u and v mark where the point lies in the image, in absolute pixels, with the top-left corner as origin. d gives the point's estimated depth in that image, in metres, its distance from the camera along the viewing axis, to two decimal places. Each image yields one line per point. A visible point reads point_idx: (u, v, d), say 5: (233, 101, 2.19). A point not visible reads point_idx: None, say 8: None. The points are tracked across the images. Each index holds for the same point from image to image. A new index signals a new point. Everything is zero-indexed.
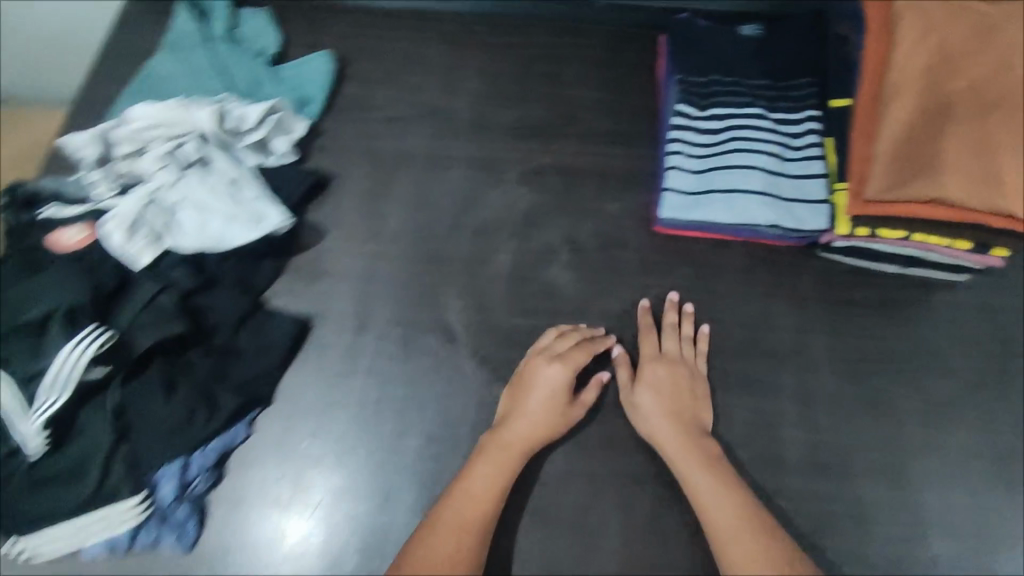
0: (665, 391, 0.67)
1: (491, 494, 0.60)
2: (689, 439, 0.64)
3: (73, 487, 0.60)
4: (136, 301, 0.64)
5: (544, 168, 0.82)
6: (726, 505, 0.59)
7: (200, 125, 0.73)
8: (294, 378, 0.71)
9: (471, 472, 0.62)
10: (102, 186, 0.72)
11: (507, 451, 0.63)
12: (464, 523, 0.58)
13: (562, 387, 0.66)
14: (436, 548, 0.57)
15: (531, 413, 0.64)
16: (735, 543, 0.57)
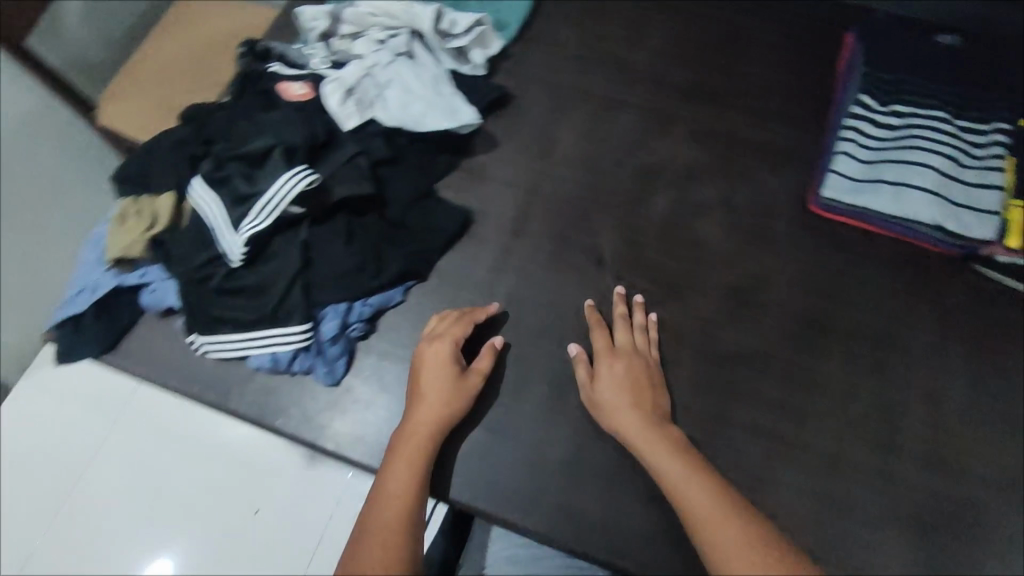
0: (613, 387, 0.67)
1: (410, 482, 0.60)
2: (635, 431, 0.63)
3: (257, 302, 0.68)
4: (339, 156, 0.72)
5: (709, 132, 0.86)
6: (693, 491, 0.57)
7: (417, 21, 0.81)
8: (449, 263, 0.77)
9: (388, 471, 0.61)
10: (321, 56, 0.80)
11: (410, 440, 0.63)
12: (399, 513, 0.58)
13: (442, 359, 0.67)
14: (376, 538, 0.56)
15: (427, 397, 0.65)
16: (708, 530, 0.55)
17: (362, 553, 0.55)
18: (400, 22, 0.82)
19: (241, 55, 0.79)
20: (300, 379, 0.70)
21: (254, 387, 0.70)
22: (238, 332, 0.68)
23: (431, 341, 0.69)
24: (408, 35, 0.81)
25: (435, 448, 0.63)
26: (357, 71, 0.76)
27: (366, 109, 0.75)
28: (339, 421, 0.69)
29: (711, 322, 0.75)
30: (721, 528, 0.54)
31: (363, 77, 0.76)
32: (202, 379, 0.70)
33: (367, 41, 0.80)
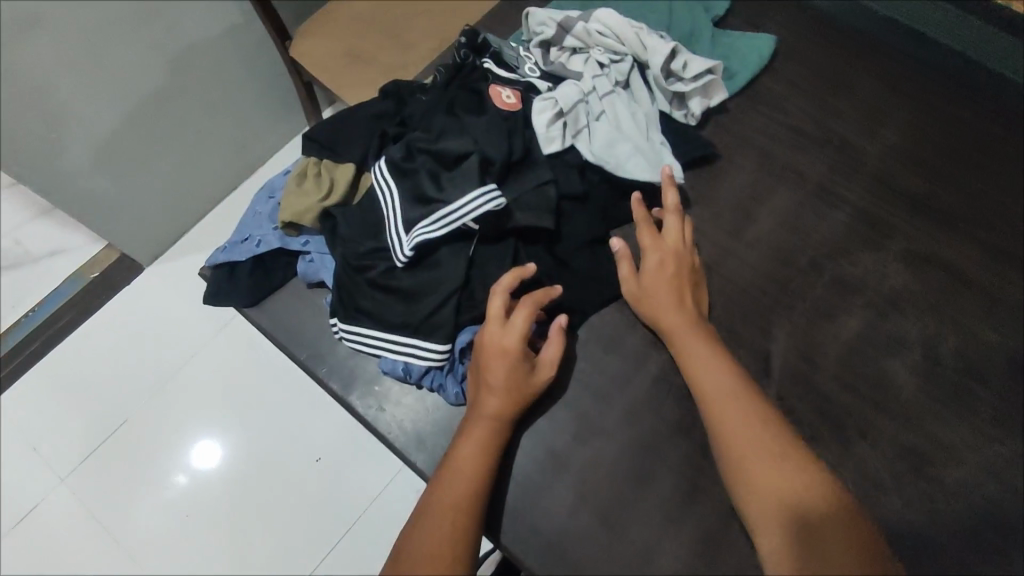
0: (658, 285, 0.67)
1: (475, 469, 0.59)
2: (676, 330, 0.65)
3: (407, 307, 0.65)
4: (531, 180, 0.67)
5: (932, 259, 0.75)
6: (725, 388, 0.61)
7: (645, 53, 0.75)
8: (605, 320, 0.71)
9: (456, 450, 0.61)
10: (536, 65, 0.78)
11: (483, 429, 0.61)
12: (464, 494, 0.58)
13: (511, 351, 0.62)
14: (442, 513, 0.57)
15: (497, 388, 0.62)
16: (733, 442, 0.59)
17: (427, 528, 0.56)
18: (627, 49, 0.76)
19: (460, 45, 0.75)
20: (424, 395, 0.68)
21: (378, 388, 0.68)
22: (380, 331, 0.66)
23: (497, 326, 0.63)
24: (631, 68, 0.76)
25: (501, 433, 0.62)
26: (574, 91, 0.71)
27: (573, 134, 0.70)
28: None
29: (877, 479, 0.65)
30: (752, 452, 0.57)
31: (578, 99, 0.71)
32: (332, 363, 0.69)
33: (588, 62, 0.75)
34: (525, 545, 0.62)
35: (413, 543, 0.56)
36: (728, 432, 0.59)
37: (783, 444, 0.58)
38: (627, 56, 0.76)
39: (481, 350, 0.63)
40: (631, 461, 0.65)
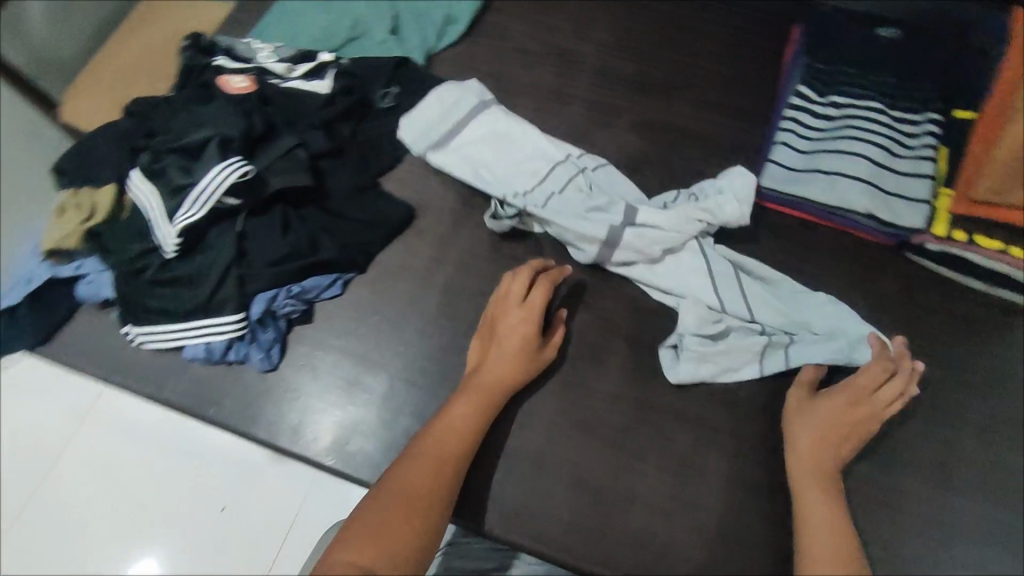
0: (835, 416, 0.63)
1: (469, 431, 0.63)
2: (812, 472, 0.62)
3: (191, 292, 0.69)
4: (277, 148, 0.73)
5: (655, 123, 0.86)
6: (829, 534, 0.58)
7: (691, 224, 0.72)
8: (391, 255, 0.77)
9: (453, 407, 0.64)
10: (272, 53, 0.82)
11: (484, 392, 0.65)
12: (456, 447, 0.61)
13: (522, 325, 0.67)
14: (428, 459, 0.60)
15: (504, 351, 0.66)
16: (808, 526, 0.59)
17: (412, 472, 0.58)
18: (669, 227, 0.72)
19: (184, 48, 0.79)
20: (236, 369, 0.71)
21: (188, 377, 0.71)
22: (173, 322, 0.69)
23: (501, 305, 0.69)
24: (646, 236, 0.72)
25: (495, 402, 0.65)
26: (695, 328, 0.69)
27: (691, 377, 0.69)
28: (274, 411, 0.70)
29: (648, 311, 0.74)
30: (817, 547, 0.57)
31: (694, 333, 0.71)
32: (138, 370, 0.71)
33: (671, 274, 0.73)
34: (359, 466, 0.67)
35: (391, 483, 0.58)
36: (806, 514, 0.60)
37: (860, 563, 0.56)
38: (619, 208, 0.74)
39: (494, 317, 0.69)
40: (437, 366, 0.71)
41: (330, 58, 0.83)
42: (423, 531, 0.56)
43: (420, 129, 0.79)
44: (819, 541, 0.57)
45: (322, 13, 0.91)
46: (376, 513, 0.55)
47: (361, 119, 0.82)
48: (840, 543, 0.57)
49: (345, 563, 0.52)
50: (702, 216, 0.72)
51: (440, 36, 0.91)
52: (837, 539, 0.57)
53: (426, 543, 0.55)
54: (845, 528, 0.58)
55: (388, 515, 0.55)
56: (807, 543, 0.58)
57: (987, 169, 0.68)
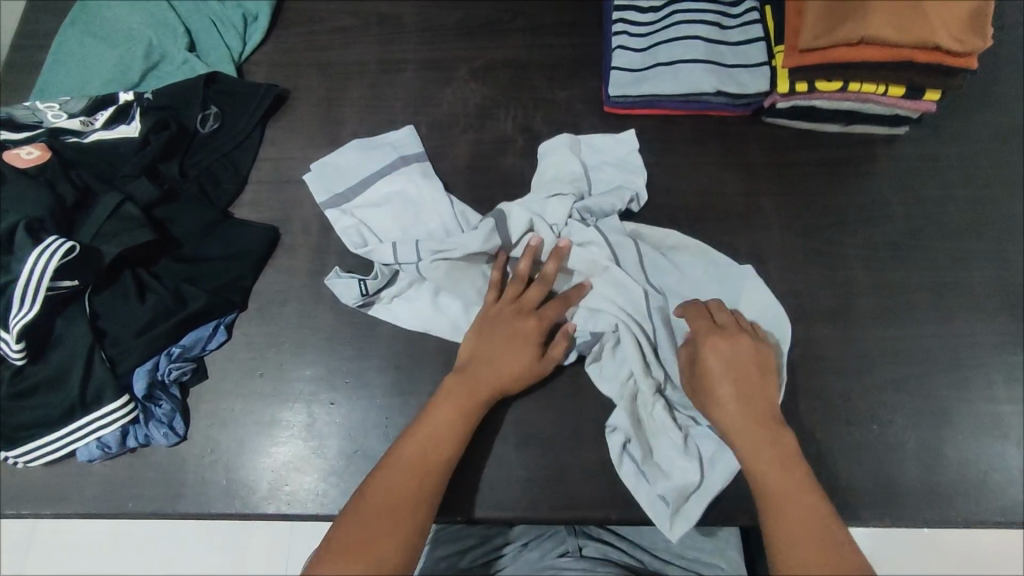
0: (720, 377, 0.60)
1: (450, 438, 0.59)
2: (754, 437, 0.57)
3: (60, 393, 0.63)
4: (99, 213, 0.65)
5: (494, 64, 0.83)
6: (794, 497, 0.53)
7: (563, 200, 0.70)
8: (269, 282, 0.72)
9: (429, 414, 0.60)
10: (61, 109, 0.74)
11: (468, 395, 0.61)
12: (428, 456, 0.58)
13: (528, 330, 0.63)
14: (401, 476, 0.56)
15: (497, 364, 0.62)
16: (772, 481, 0.54)
17: (390, 487, 0.55)
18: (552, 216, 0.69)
19: None
20: (142, 453, 0.66)
21: (94, 479, 0.65)
22: (51, 430, 0.63)
23: (499, 305, 0.65)
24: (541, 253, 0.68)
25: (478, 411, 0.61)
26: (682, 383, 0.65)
27: (620, 448, 0.63)
28: (196, 480, 0.65)
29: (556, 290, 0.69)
30: (792, 518, 0.52)
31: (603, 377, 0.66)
32: (34, 492, 0.65)
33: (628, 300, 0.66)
34: (305, 502, 0.64)
35: (362, 502, 0.55)
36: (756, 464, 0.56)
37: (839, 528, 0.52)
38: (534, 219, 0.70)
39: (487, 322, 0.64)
40: (352, 376, 0.68)
41: (129, 97, 0.75)
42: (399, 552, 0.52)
43: (329, 178, 0.75)
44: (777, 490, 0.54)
45: (107, 49, 0.81)
46: (351, 534, 0.52)
47: (186, 151, 0.75)
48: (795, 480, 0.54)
49: None
50: (567, 183, 0.73)
51: (246, 39, 0.84)
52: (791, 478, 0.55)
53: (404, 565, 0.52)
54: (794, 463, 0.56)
55: (370, 539, 0.52)
56: (779, 515, 0.53)
57: (808, 16, 0.68)
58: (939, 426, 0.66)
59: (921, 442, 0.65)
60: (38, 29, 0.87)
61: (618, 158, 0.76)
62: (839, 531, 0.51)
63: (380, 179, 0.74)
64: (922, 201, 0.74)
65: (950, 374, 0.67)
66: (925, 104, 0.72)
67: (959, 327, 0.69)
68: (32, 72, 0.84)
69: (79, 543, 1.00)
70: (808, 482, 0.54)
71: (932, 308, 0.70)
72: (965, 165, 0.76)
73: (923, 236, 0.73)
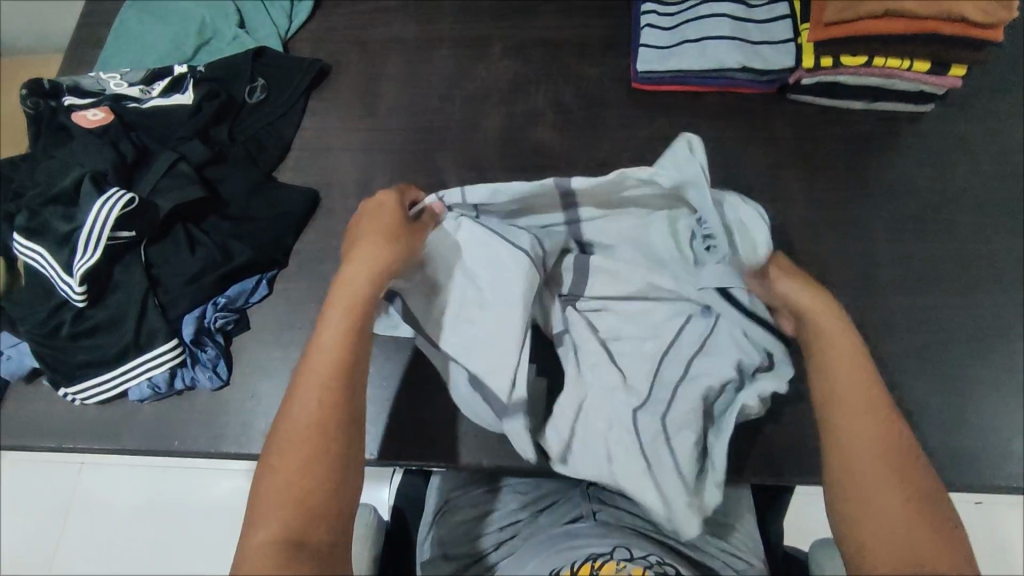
0: (795, 287, 0.60)
1: (343, 345, 0.54)
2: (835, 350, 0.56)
3: (116, 335, 0.67)
4: (156, 170, 0.70)
5: (526, 42, 0.86)
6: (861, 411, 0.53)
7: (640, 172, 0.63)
8: (309, 242, 0.76)
9: (322, 323, 0.56)
10: (122, 79, 0.80)
11: (350, 298, 0.56)
12: (332, 367, 0.53)
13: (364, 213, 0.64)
14: (305, 395, 0.52)
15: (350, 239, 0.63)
16: (842, 395, 0.54)
17: (296, 408, 0.52)
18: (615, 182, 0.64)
19: (24, 96, 0.73)
20: (187, 396, 0.70)
21: (143, 418, 0.70)
22: (107, 369, 0.67)
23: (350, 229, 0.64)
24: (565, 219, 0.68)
25: (364, 311, 0.56)
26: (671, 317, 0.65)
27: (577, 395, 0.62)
28: (237, 423, 0.69)
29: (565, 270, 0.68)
30: (860, 440, 0.52)
31: (582, 429, 0.61)
32: (88, 429, 0.69)
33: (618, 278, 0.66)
34: None
35: (279, 430, 0.51)
36: (841, 407, 0.54)
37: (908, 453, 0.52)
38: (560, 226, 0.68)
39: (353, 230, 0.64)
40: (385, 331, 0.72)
41: (184, 69, 0.80)
42: (327, 470, 0.49)
43: None
44: (862, 444, 0.52)
45: (164, 26, 0.87)
46: (281, 464, 0.49)
47: (234, 119, 0.80)
48: (881, 426, 0.52)
49: (264, 544, 0.46)
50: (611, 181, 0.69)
51: (292, 18, 0.89)
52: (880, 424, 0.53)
53: (342, 485, 0.50)
54: (879, 403, 0.53)
55: (291, 460, 0.49)
56: (842, 426, 0.53)
57: None
58: (958, 393, 0.66)
59: (941, 408, 0.66)
60: (101, 9, 0.93)
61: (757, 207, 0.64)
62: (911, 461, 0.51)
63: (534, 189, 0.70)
64: (947, 176, 0.75)
65: (970, 343, 0.68)
66: (951, 80, 0.73)
67: (981, 299, 0.70)
68: (95, 48, 0.90)
69: (123, 501, 1.06)
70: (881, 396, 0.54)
71: (954, 279, 0.71)
72: (992, 141, 0.76)
73: (947, 210, 0.74)
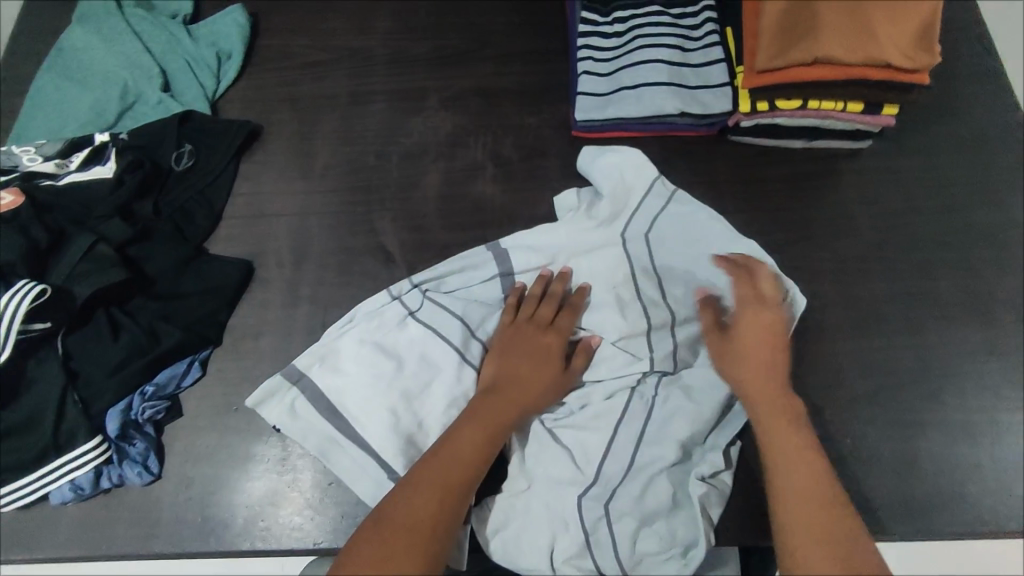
0: (746, 347, 0.62)
1: (474, 457, 0.57)
2: (773, 419, 0.58)
3: (33, 436, 0.62)
4: (71, 255, 0.66)
5: (463, 92, 0.84)
6: (800, 479, 0.55)
7: (586, 222, 0.72)
8: (244, 316, 0.73)
9: (456, 430, 0.59)
10: (36, 153, 0.76)
11: (499, 415, 0.60)
12: (461, 476, 0.56)
13: (545, 342, 0.65)
14: (425, 492, 0.55)
15: (500, 358, 0.64)
16: (785, 472, 0.55)
17: (410, 501, 0.54)
18: (563, 232, 0.71)
19: None
20: (116, 494, 0.65)
21: (68, 522, 0.65)
22: (23, 473, 0.62)
23: (514, 328, 0.66)
24: (512, 283, 0.71)
25: (500, 432, 0.59)
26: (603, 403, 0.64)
27: (512, 492, 0.61)
28: (172, 517, 0.65)
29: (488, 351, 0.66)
30: (801, 509, 0.54)
31: (525, 519, 0.60)
32: (7, 537, 0.64)
33: None
34: (281, 538, 0.64)
35: (389, 514, 0.54)
36: (787, 487, 0.55)
37: (840, 520, 0.53)
38: (491, 312, 0.68)
39: (507, 343, 0.65)
40: None
41: (104, 138, 0.76)
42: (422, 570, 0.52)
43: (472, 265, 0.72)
44: (803, 515, 0.53)
45: (82, 92, 0.83)
46: (383, 550, 0.52)
47: (161, 189, 0.76)
48: (817, 495, 0.54)
49: None
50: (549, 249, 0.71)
51: (220, 77, 0.86)
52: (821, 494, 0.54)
53: None
54: (820, 479, 0.55)
55: (392, 548, 0.52)
56: (783, 497, 0.55)
57: (763, 39, 0.70)
58: (912, 437, 0.66)
59: (895, 454, 0.65)
60: (16, 74, 0.88)
61: (710, 228, 0.70)
62: (850, 529, 0.52)
63: (475, 274, 0.71)
64: (887, 213, 0.75)
65: (920, 384, 0.68)
66: (885, 118, 0.73)
67: (927, 336, 0.70)
68: (10, 116, 0.86)
69: None
70: (816, 461, 0.56)
71: (901, 317, 0.71)
72: (928, 175, 0.77)
73: (890, 248, 0.74)
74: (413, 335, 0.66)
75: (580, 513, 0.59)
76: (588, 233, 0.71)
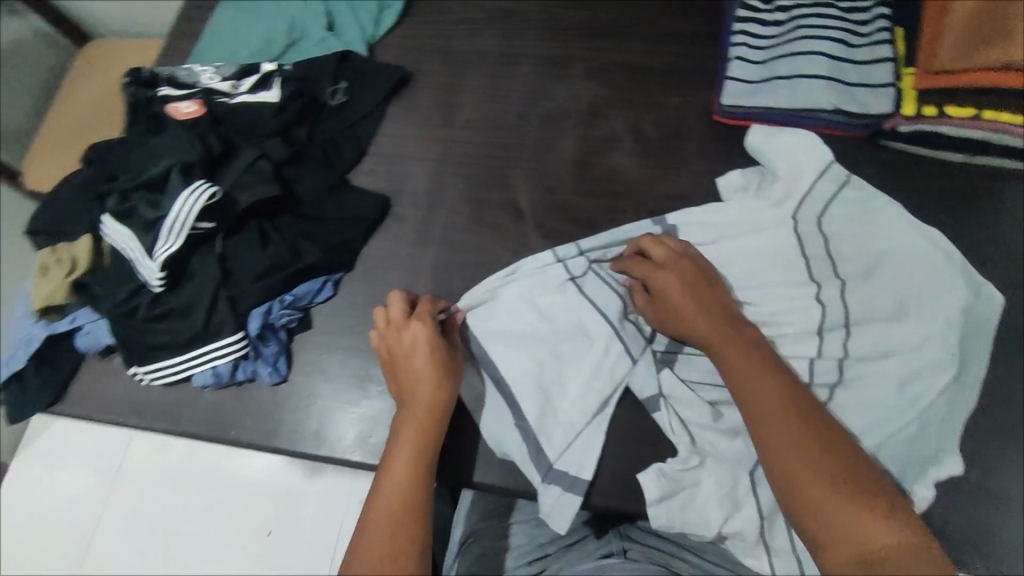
0: (677, 299, 0.63)
1: (419, 460, 0.60)
2: (741, 359, 0.58)
3: (187, 322, 0.69)
4: (237, 166, 0.72)
5: (610, 65, 0.85)
6: (782, 416, 0.54)
7: (756, 201, 0.71)
8: (377, 248, 0.77)
9: (393, 447, 0.61)
10: (214, 73, 0.82)
11: (417, 423, 0.62)
12: (410, 484, 0.59)
13: (424, 342, 0.64)
14: (387, 505, 0.58)
15: (400, 365, 0.65)
16: (772, 415, 0.54)
17: (376, 520, 0.57)
18: (736, 211, 0.71)
19: (126, 85, 0.79)
20: (247, 388, 0.72)
21: (204, 405, 0.72)
22: (175, 354, 0.70)
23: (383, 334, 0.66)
24: None
25: (431, 434, 0.61)
26: None
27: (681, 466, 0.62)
28: (292, 418, 0.70)
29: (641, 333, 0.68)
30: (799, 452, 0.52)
31: (693, 493, 0.62)
32: (153, 409, 0.72)
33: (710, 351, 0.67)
34: None
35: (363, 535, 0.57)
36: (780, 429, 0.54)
37: (841, 453, 0.52)
38: None
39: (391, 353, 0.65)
40: None
41: (273, 66, 0.81)
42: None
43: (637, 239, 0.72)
44: (798, 456, 0.52)
45: (257, 23, 0.89)
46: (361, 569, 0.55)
47: (315, 119, 0.82)
48: (815, 431, 0.53)
49: None
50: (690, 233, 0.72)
51: (378, 24, 0.90)
52: (800, 420, 0.54)
53: None
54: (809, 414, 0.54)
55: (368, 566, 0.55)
56: (774, 441, 0.53)
57: (945, 37, 0.69)
58: None
59: None
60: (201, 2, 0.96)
61: (893, 220, 0.68)
62: (851, 459, 0.52)
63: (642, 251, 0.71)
64: None
65: None
66: None
67: None
68: (191, 39, 0.94)
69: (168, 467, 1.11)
70: (800, 397, 0.55)
71: None
72: None
73: None
74: (573, 301, 0.68)
75: (759, 501, 0.61)
76: (760, 215, 0.71)
